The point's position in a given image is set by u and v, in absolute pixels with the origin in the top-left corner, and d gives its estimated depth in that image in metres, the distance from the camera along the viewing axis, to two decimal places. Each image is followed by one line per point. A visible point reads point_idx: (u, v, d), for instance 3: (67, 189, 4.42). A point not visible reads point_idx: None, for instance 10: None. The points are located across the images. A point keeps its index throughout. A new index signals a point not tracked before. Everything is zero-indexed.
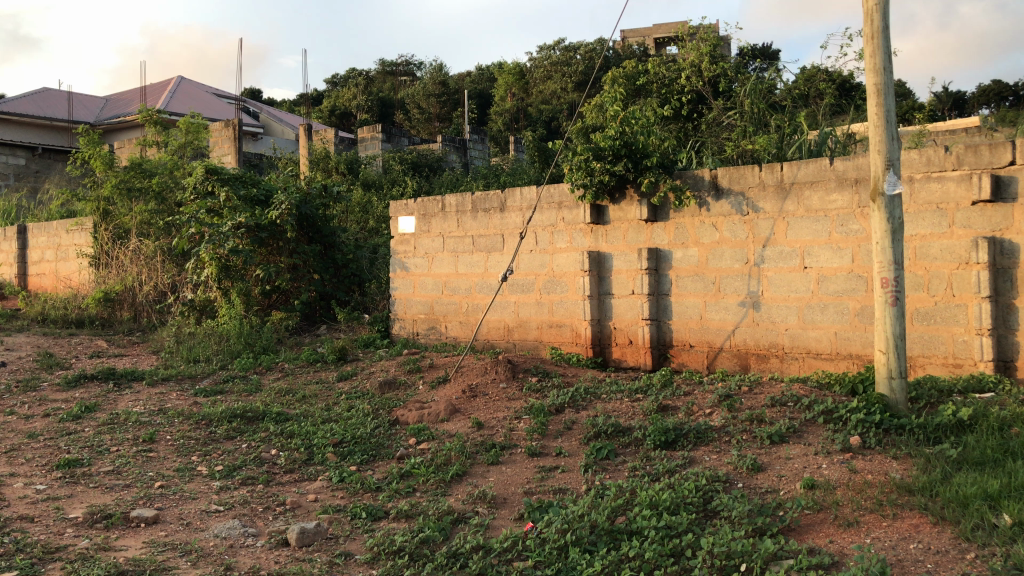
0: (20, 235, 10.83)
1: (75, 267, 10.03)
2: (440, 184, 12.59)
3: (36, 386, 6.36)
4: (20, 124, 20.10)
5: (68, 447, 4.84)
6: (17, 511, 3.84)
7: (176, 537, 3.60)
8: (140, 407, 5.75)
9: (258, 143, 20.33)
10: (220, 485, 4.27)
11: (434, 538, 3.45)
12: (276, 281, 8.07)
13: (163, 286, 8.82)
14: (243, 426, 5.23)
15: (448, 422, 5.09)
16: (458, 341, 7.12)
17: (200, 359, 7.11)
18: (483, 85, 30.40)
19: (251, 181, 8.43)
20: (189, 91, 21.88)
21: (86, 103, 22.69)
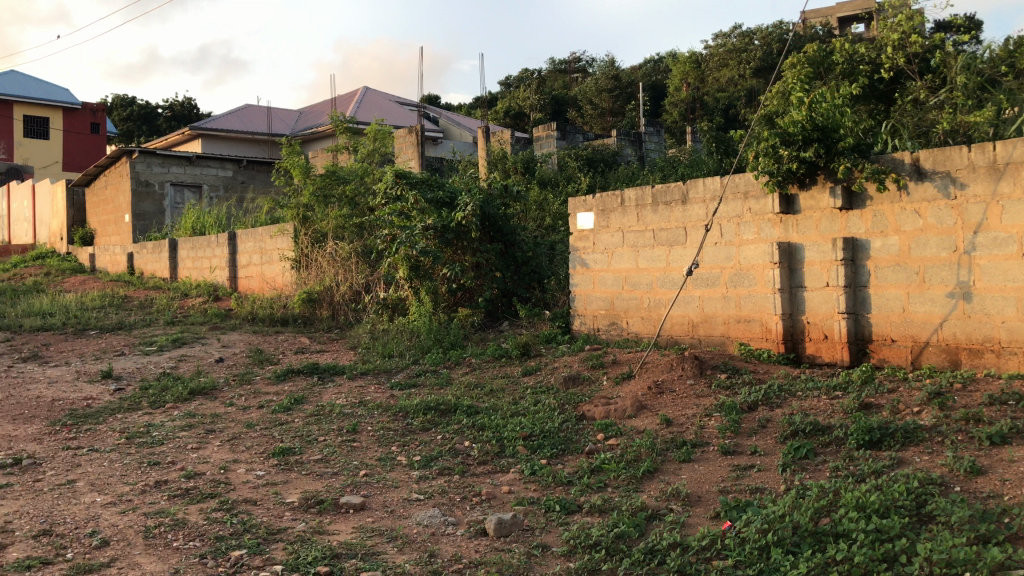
0: (231, 241, 11.75)
1: (279, 269, 10.76)
2: (617, 179, 12.53)
3: (251, 379, 6.89)
4: (226, 139, 21.85)
5: (281, 437, 5.21)
6: (242, 494, 4.18)
7: (382, 523, 3.79)
8: (343, 399, 6.10)
9: (438, 146, 21.07)
10: (419, 474, 4.46)
11: (630, 534, 3.45)
12: (462, 280, 8.30)
13: (357, 286, 9.30)
14: (438, 418, 5.43)
15: (636, 418, 5.07)
16: (640, 336, 7.06)
17: (394, 354, 7.44)
18: (656, 77, 30.00)
19: (437, 184, 8.72)
20: (373, 100, 22.97)
21: (282, 116, 24.32)
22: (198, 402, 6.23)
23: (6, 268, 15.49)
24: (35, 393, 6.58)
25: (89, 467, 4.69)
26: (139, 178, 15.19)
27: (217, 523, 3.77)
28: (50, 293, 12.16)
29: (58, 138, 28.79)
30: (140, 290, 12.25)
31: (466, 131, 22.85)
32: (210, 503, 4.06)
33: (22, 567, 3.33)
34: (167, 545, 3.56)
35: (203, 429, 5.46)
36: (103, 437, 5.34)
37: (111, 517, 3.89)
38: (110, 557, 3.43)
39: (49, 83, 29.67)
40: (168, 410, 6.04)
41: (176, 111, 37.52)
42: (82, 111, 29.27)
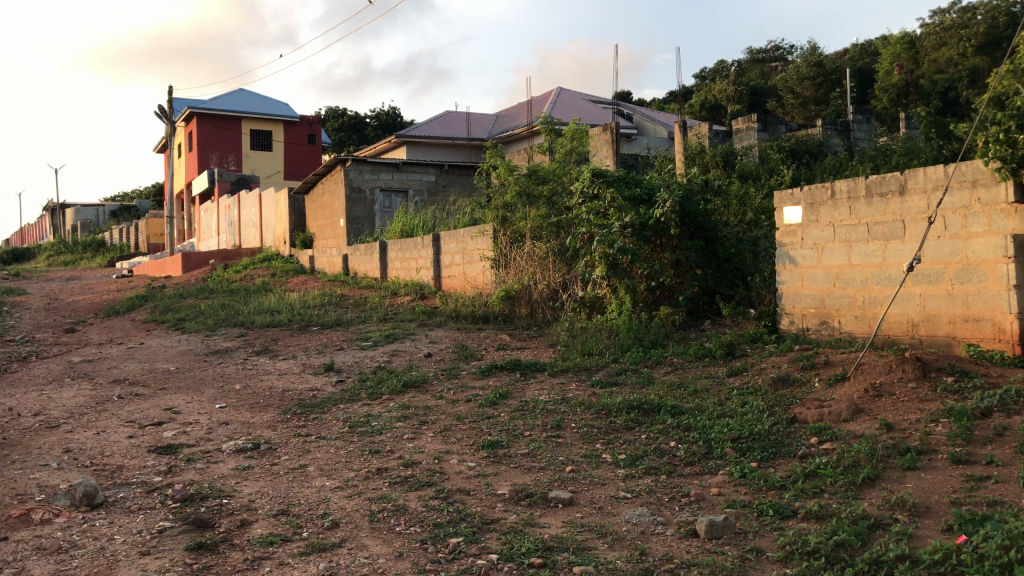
0: (435, 242, 12.23)
1: (479, 268, 11.07)
2: (823, 171, 11.97)
3: (458, 374, 7.17)
4: (429, 144, 22.86)
5: (489, 430, 5.40)
6: (455, 484, 4.36)
7: (591, 519, 3.83)
8: (546, 395, 6.21)
9: (633, 143, 20.99)
10: (625, 473, 4.47)
11: (852, 543, 3.29)
12: (661, 278, 8.22)
13: (556, 284, 9.41)
14: (642, 417, 5.41)
15: (853, 422, 4.82)
16: (854, 336, 6.69)
17: (594, 352, 7.48)
18: (864, 62, 28.32)
19: (634, 181, 8.68)
20: (568, 100, 23.25)
21: (481, 120, 25.11)
22: (410, 395, 6.55)
23: (238, 270, 17.00)
24: (268, 384, 7.21)
25: (317, 453, 5.07)
26: (352, 185, 16.20)
27: (435, 511, 3.96)
28: (277, 292, 13.23)
29: (280, 149, 31.26)
30: (354, 290, 13.04)
31: (662, 126, 22.60)
32: (427, 491, 4.26)
33: (265, 543, 3.66)
34: (391, 529, 3.78)
35: (416, 420, 5.75)
36: (328, 425, 5.75)
37: (339, 500, 4.18)
38: (341, 538, 3.69)
39: (272, 99, 32.24)
40: (384, 401, 6.42)
41: (382, 120, 39.70)
42: (300, 123, 31.57)
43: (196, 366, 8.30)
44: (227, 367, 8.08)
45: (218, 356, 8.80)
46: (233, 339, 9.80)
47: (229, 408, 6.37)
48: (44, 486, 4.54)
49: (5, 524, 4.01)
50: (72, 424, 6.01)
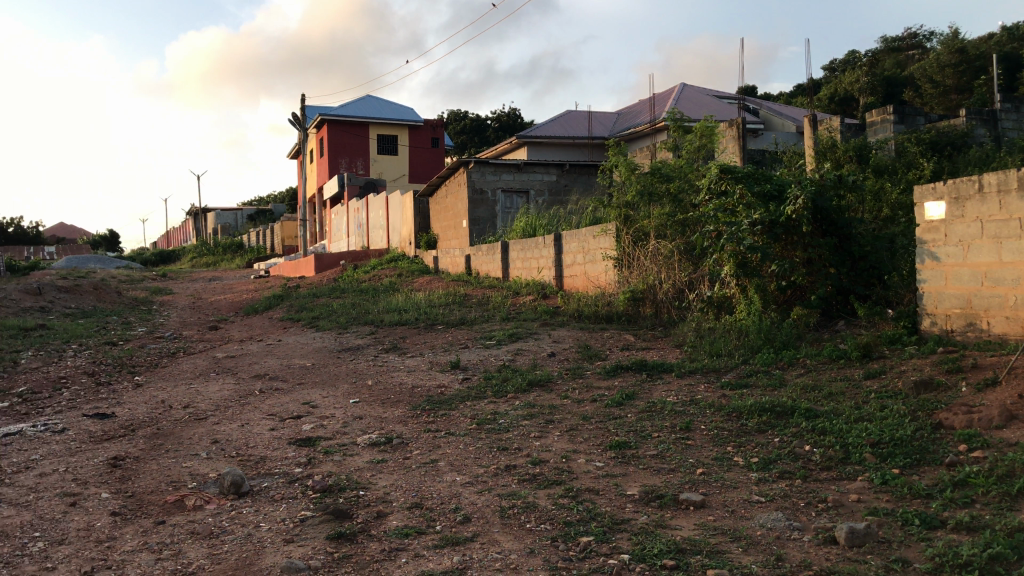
0: (557, 242, 12.22)
1: (602, 268, 11.00)
2: (967, 163, 11.34)
3: (583, 374, 7.16)
4: (551, 144, 22.97)
5: (616, 430, 5.37)
6: (584, 483, 4.37)
7: (724, 522, 3.77)
8: (673, 396, 6.14)
9: (760, 139, 20.46)
10: (758, 476, 4.36)
11: (1008, 556, 3.10)
12: (792, 277, 7.97)
13: (681, 284, 9.26)
14: (774, 420, 5.27)
15: (1005, 430, 4.54)
16: (1004, 339, 6.30)
17: (722, 353, 7.33)
18: (1011, 47, 26.61)
19: (764, 177, 8.45)
20: (691, 95, 22.87)
21: (602, 119, 25.02)
22: (536, 394, 6.60)
23: (366, 271, 17.53)
24: (398, 380, 7.41)
25: (447, 449, 5.18)
26: (475, 186, 16.45)
27: (565, 509, 3.98)
28: (403, 291, 13.57)
29: (405, 153, 32.06)
30: (478, 289, 13.21)
31: (788, 121, 21.85)
32: (557, 489, 4.29)
33: (401, 535, 3.76)
34: (522, 525, 3.82)
35: (543, 419, 5.78)
36: (456, 422, 5.86)
37: (470, 496, 4.25)
38: (473, 533, 3.76)
39: (397, 105, 33.10)
40: (510, 399, 6.49)
41: (503, 122, 40.15)
42: (424, 127, 32.26)
43: (330, 363, 8.62)
44: (359, 364, 8.35)
45: (350, 354, 9.10)
46: (363, 337, 10.12)
47: (362, 404, 6.58)
48: (195, 474, 4.82)
49: (162, 509, 4.28)
50: (218, 416, 6.35)
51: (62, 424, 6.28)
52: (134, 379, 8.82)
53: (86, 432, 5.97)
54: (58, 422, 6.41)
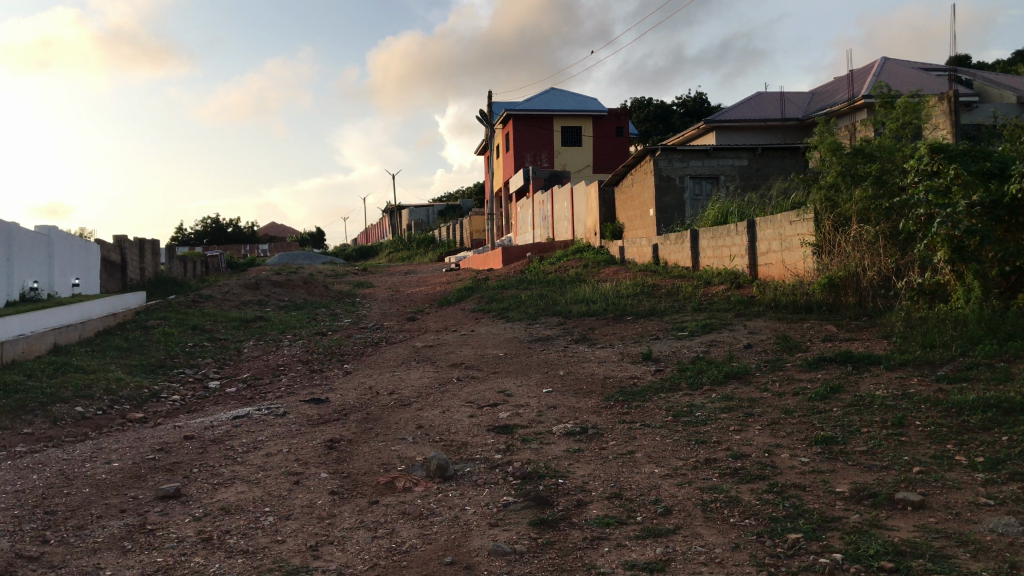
0: (749, 229, 11.81)
1: (799, 255, 10.52)
2: None
3: (782, 366, 6.90)
4: (740, 128, 22.27)
5: (821, 425, 5.13)
6: (790, 479, 4.21)
7: (948, 525, 3.52)
8: (884, 390, 5.79)
9: (975, 112, 18.86)
10: (984, 477, 4.03)
11: None
12: (1018, 261, 7.29)
13: (888, 271, 8.70)
14: (1001, 417, 4.84)
15: None
16: None
17: (937, 344, 6.83)
18: None
19: (982, 154, 7.76)
20: (895, 69, 21.40)
21: (795, 99, 23.93)
22: (733, 386, 6.43)
23: (554, 262, 17.72)
24: (590, 371, 7.46)
25: (644, 440, 5.15)
26: (661, 174, 16.21)
27: (770, 505, 3.86)
28: (591, 282, 13.62)
29: (589, 144, 32.10)
30: (667, 280, 13.03)
31: (1009, 92, 19.92)
32: (760, 484, 4.16)
33: (603, 524, 3.79)
34: (725, 520, 3.74)
35: (741, 412, 5.62)
36: (652, 414, 5.81)
37: (670, 488, 4.21)
38: (675, 525, 3.73)
39: (581, 96, 33.18)
40: (706, 391, 6.36)
41: (688, 107, 39.40)
42: (608, 117, 32.13)
43: (523, 353, 8.81)
44: (550, 354, 8.48)
45: (541, 344, 9.25)
46: (553, 327, 10.26)
47: (556, 393, 6.68)
48: (404, 457, 5.08)
49: (375, 489, 4.54)
50: (421, 402, 6.66)
51: (283, 408, 6.80)
52: (343, 367, 9.40)
53: (303, 416, 6.43)
54: (279, 406, 6.96)
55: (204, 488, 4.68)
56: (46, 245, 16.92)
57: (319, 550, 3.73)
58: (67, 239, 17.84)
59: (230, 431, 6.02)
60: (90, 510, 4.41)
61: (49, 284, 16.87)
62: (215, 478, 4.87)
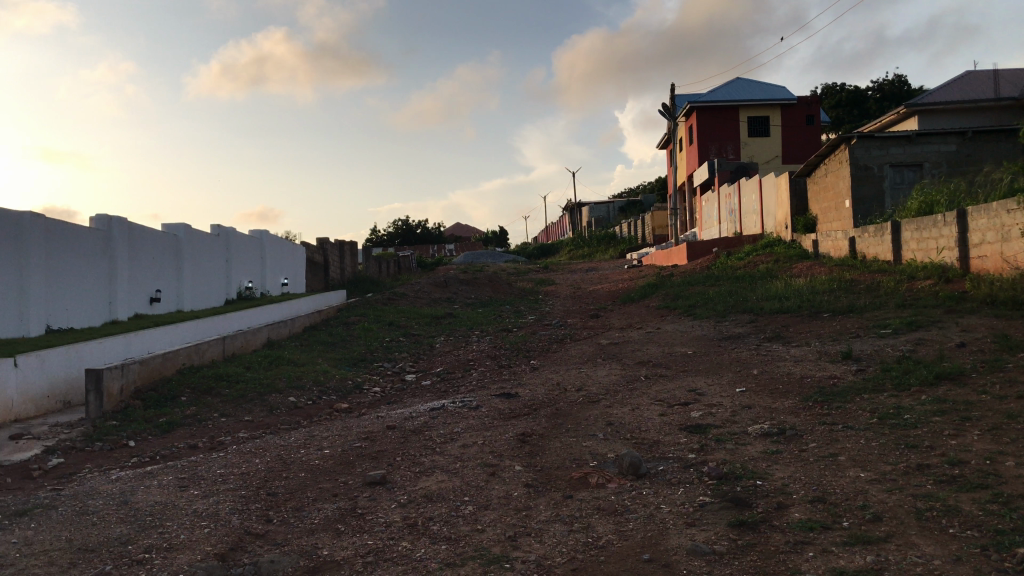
0: (960, 219, 10.94)
1: (1018, 246, 9.63)
2: None
3: (1003, 367, 6.34)
4: (947, 112, 20.71)
5: None
6: (1017, 489, 3.87)
7: None
8: None
9: None
10: None
11: None
12: None
13: None
14: None
15: None
16: None
17: None
18: None
19: None
20: None
21: (1011, 76, 21.92)
22: (945, 388, 5.99)
23: (741, 258, 17.23)
24: (786, 370, 7.19)
25: (848, 443, 4.90)
26: (859, 163, 15.30)
27: (995, 516, 3.56)
28: (783, 277, 13.10)
29: (778, 134, 30.90)
30: (866, 275, 12.33)
31: None
32: (983, 494, 3.86)
33: (806, 528, 3.65)
34: (943, 530, 3.50)
35: (957, 416, 5.23)
36: (855, 415, 5.52)
37: (879, 494, 3.99)
38: (887, 533, 3.53)
39: (768, 84, 32.02)
40: (914, 393, 5.97)
41: (885, 91, 37.06)
42: (798, 105, 30.72)
43: (712, 351, 8.62)
44: (742, 353, 8.24)
45: (731, 342, 9.02)
46: (743, 325, 9.98)
47: (750, 393, 6.48)
48: (595, 453, 5.11)
49: (568, 483, 4.60)
50: (610, 399, 6.67)
51: (476, 401, 7.02)
52: (530, 363, 9.56)
53: (496, 410, 6.61)
54: (473, 399, 7.21)
55: (407, 476, 4.92)
56: (259, 248, 18.33)
57: (518, 540, 3.82)
58: (277, 241, 19.26)
59: (428, 422, 6.29)
60: (307, 493, 4.74)
61: (261, 284, 18.29)
62: (416, 467, 5.10)
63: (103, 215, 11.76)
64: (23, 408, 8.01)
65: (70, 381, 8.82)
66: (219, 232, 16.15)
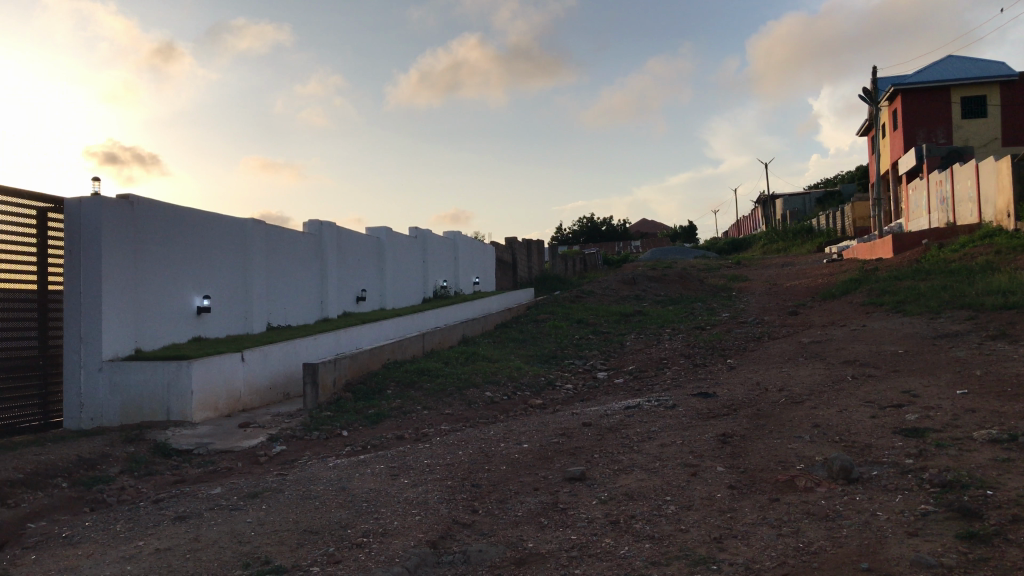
0: None
1: None
2: None
3: None
4: None
5: None
6: None
7: None
8: None
9: None
10: None
11: None
12: None
13: None
14: None
15: None
16: None
17: None
18: None
19: None
20: None
21: None
22: None
23: (955, 249, 15.96)
24: (1014, 371, 6.58)
25: None
26: None
27: None
28: (1007, 270, 12.00)
29: (996, 114, 28.34)
30: None
31: None
32: None
33: None
34: None
35: None
36: None
37: None
38: None
39: (985, 61, 29.49)
40: None
41: None
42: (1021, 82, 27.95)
43: (926, 349, 8.04)
44: (962, 352, 7.62)
45: (948, 341, 8.37)
46: (962, 322, 9.25)
47: (973, 395, 6.00)
48: (802, 456, 4.90)
49: (774, 486, 4.44)
50: (815, 400, 6.38)
51: (673, 400, 6.93)
52: (726, 362, 9.32)
53: (694, 409, 6.50)
54: (669, 398, 7.12)
55: (607, 473, 4.93)
56: (453, 248, 19.01)
57: (724, 542, 3.73)
58: (469, 242, 19.89)
59: (624, 420, 6.27)
60: (510, 486, 4.86)
61: (455, 282, 18.95)
62: (615, 465, 5.10)
63: (314, 220, 12.64)
64: (250, 398, 8.74)
65: (289, 374, 9.54)
66: (417, 234, 16.90)
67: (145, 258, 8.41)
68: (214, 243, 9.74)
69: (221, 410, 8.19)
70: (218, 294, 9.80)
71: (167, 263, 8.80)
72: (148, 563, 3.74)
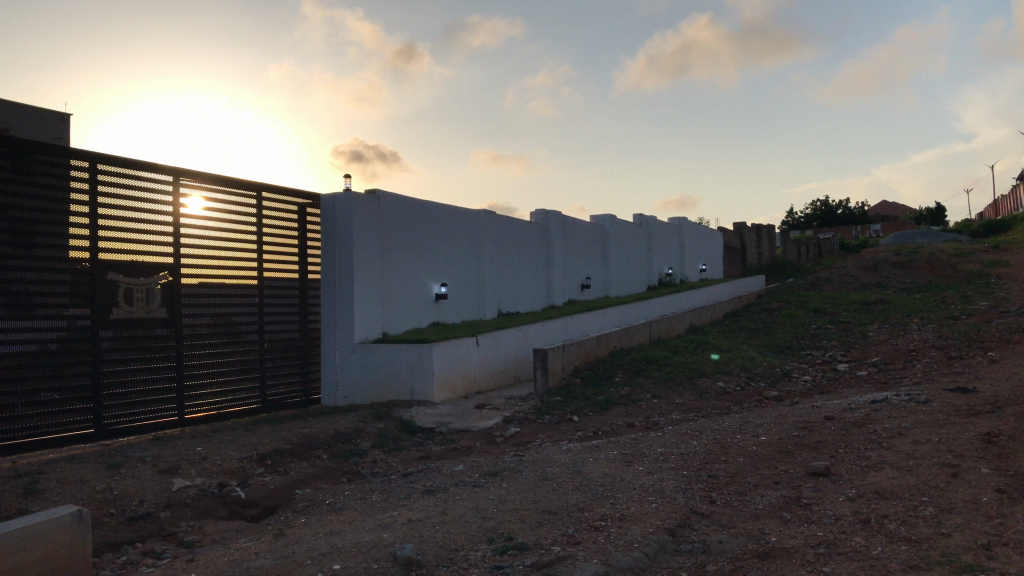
0: None
1: None
2: None
3: None
4: None
5: None
6: None
7: None
8: None
9: None
10: None
11: None
12: None
13: None
14: None
15: None
16: None
17: None
18: None
19: None
20: None
21: None
22: None
23: None
24: None
25: None
26: None
27: None
28: None
29: None
30: None
31: None
32: None
33: None
34: None
35: None
36: None
37: None
38: None
39: None
40: None
41: None
42: None
43: None
44: None
45: None
46: None
47: None
48: None
49: None
50: None
51: (926, 395, 6.42)
52: (987, 354, 8.49)
53: (951, 405, 5.98)
54: (921, 393, 6.60)
55: (854, 470, 4.66)
56: (678, 235, 18.73)
57: (994, 550, 3.41)
58: (695, 228, 19.53)
59: (871, 414, 5.89)
60: (748, 478, 4.72)
61: (681, 270, 18.68)
62: (863, 461, 4.80)
63: (541, 210, 12.92)
64: (485, 380, 9.11)
65: (520, 358, 9.83)
66: (642, 221, 16.83)
67: (389, 248, 8.99)
68: (450, 233, 10.22)
69: (458, 391, 8.59)
70: (453, 282, 10.28)
71: (409, 253, 9.36)
72: (402, 531, 4.00)
